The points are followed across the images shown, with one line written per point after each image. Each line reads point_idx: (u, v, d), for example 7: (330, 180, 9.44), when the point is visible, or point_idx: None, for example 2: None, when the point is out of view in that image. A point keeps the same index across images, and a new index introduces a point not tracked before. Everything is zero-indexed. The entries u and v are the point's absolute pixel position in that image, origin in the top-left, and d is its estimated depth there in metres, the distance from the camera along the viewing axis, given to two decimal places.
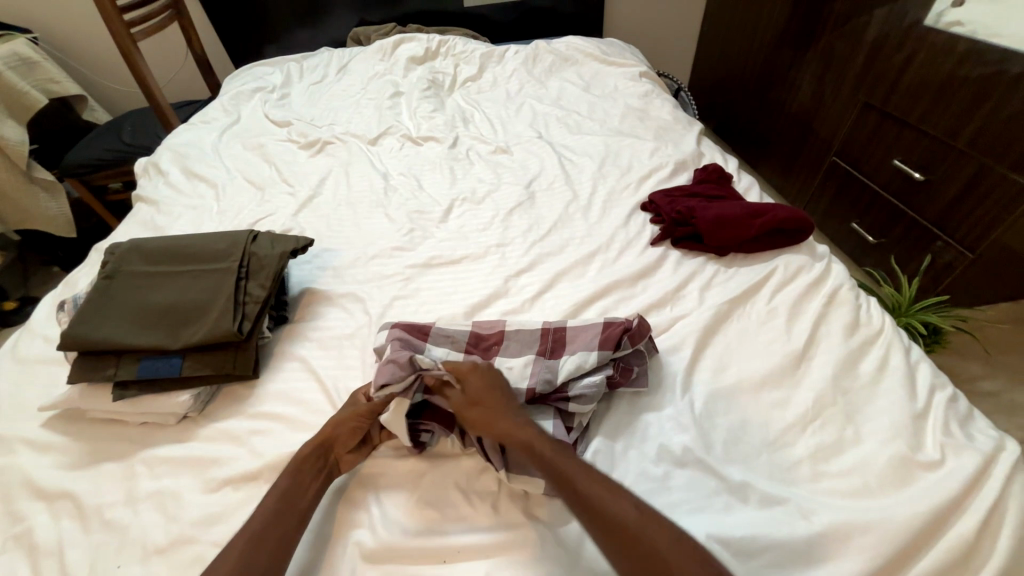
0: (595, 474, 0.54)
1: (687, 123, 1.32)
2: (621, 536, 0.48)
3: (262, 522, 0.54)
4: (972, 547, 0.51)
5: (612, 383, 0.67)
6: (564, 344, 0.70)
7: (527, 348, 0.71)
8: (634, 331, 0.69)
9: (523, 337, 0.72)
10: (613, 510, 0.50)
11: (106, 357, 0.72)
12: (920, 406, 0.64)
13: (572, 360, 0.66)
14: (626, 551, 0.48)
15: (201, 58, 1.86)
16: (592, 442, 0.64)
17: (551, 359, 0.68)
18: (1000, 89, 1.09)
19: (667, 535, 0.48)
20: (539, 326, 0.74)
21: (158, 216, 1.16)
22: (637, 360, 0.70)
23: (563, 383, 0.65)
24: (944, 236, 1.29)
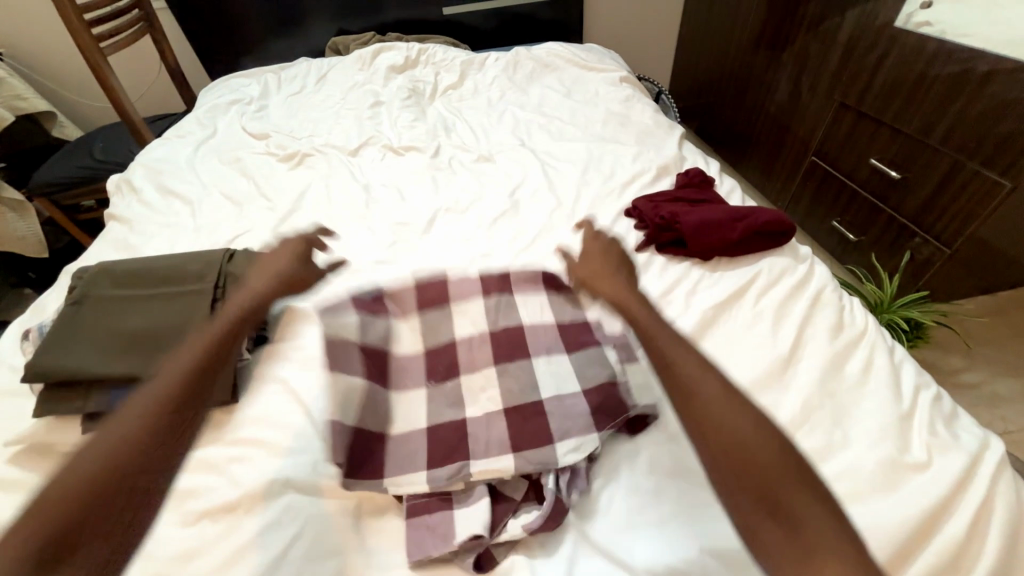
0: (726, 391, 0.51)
1: (668, 127, 1.33)
2: (739, 457, 0.45)
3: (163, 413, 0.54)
4: (962, 548, 0.51)
5: (450, 499, 0.60)
6: (524, 436, 0.62)
7: (495, 436, 0.63)
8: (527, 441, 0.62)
9: (486, 424, 0.65)
10: (752, 446, 0.45)
11: (74, 388, 0.68)
12: (905, 407, 0.64)
13: (501, 463, 0.60)
14: (750, 496, 0.43)
15: (175, 70, 1.82)
16: (584, 435, 0.62)
17: (481, 458, 0.61)
18: (970, 87, 1.12)
19: (787, 470, 0.44)
20: (460, 420, 0.66)
21: (131, 235, 1.13)
22: (503, 546, 0.57)
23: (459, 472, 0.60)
24: (922, 232, 1.31)
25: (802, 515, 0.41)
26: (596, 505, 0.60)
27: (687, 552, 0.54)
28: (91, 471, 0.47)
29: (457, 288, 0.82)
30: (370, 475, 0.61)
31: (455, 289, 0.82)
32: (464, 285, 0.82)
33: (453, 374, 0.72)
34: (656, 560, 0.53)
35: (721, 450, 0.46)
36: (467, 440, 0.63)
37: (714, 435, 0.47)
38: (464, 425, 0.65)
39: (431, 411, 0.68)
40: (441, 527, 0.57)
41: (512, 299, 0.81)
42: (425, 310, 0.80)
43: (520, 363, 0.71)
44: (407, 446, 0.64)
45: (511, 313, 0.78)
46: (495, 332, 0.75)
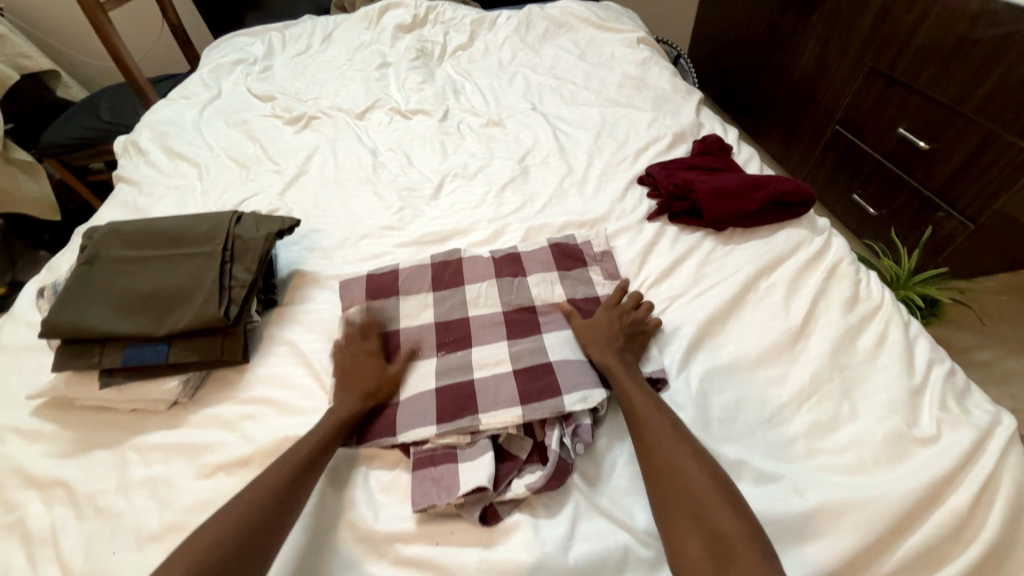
0: (669, 421, 0.58)
1: (686, 92, 1.27)
2: (680, 486, 0.52)
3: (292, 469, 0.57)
4: (963, 520, 0.51)
5: (456, 452, 0.61)
6: (532, 391, 0.64)
7: (504, 392, 0.64)
8: (533, 396, 0.63)
9: (495, 383, 0.66)
10: (692, 479, 0.52)
11: (90, 343, 0.70)
12: (916, 381, 0.63)
13: (512, 413, 0.62)
14: (680, 521, 0.50)
15: (178, 29, 1.77)
16: (590, 389, 0.64)
17: (489, 412, 0.63)
18: (1013, 52, 1.05)
19: (724, 499, 0.50)
20: (469, 379, 0.67)
21: (140, 197, 1.13)
22: (507, 503, 0.58)
23: (469, 431, 0.62)
24: (946, 207, 1.26)
25: (725, 532, 0.48)
26: (598, 467, 0.61)
27: None
28: (223, 529, 0.51)
29: (471, 265, 0.83)
30: (383, 433, 0.64)
31: (468, 267, 0.82)
32: (478, 265, 0.82)
33: (464, 344, 0.73)
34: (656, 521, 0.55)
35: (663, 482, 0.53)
36: (476, 397, 0.65)
37: (658, 463, 0.54)
38: (472, 382, 0.67)
39: (438, 375, 0.68)
40: (446, 477, 0.59)
41: (525, 278, 0.81)
42: (438, 289, 0.80)
43: (532, 337, 0.72)
44: (417, 404, 0.66)
45: (524, 290, 0.79)
46: (507, 308, 0.76)
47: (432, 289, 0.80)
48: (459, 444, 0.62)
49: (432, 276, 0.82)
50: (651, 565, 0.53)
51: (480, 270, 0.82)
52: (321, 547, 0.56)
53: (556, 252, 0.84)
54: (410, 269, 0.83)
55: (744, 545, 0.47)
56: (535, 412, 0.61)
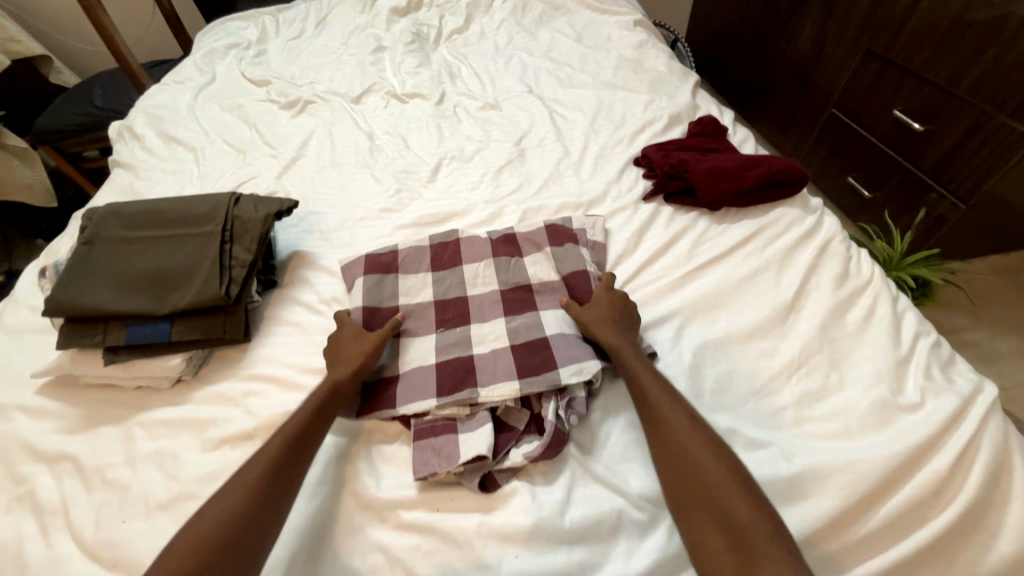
0: (683, 412, 0.57)
1: (682, 74, 1.27)
2: (697, 479, 0.51)
3: (277, 456, 0.56)
4: (944, 482, 0.53)
5: (456, 424, 0.63)
6: (530, 364, 0.65)
7: (502, 367, 0.65)
8: (529, 370, 0.64)
9: (494, 358, 0.67)
10: (707, 469, 0.51)
11: (94, 322, 0.71)
12: (902, 352, 0.65)
13: (510, 386, 0.63)
14: (699, 514, 0.49)
15: (170, 13, 1.74)
16: (586, 360, 0.65)
17: (488, 386, 0.64)
18: (1007, 33, 1.06)
19: (742, 492, 0.50)
20: (468, 355, 0.68)
21: (137, 181, 1.13)
22: (506, 471, 0.60)
23: (469, 403, 0.63)
24: (939, 188, 1.27)
25: (745, 526, 0.47)
26: (592, 437, 0.63)
27: None
28: (224, 510, 0.51)
29: (469, 245, 0.84)
30: (382, 406, 0.65)
31: (466, 248, 0.83)
32: (475, 245, 0.83)
33: (462, 321, 0.74)
34: (649, 486, 0.57)
35: (678, 473, 0.52)
36: (475, 371, 0.66)
37: (673, 457, 0.54)
38: (471, 358, 0.68)
39: (437, 351, 0.70)
40: (447, 447, 0.60)
41: (521, 258, 0.82)
42: (436, 269, 0.81)
43: (529, 313, 0.73)
44: (417, 378, 0.67)
45: (521, 269, 0.80)
46: (504, 287, 0.77)
47: (430, 270, 0.81)
48: (459, 416, 0.64)
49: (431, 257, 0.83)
50: (643, 529, 0.54)
51: (478, 251, 0.83)
52: (325, 514, 0.58)
53: (549, 231, 0.85)
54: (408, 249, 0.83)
55: (764, 539, 0.46)
56: (531, 385, 0.62)
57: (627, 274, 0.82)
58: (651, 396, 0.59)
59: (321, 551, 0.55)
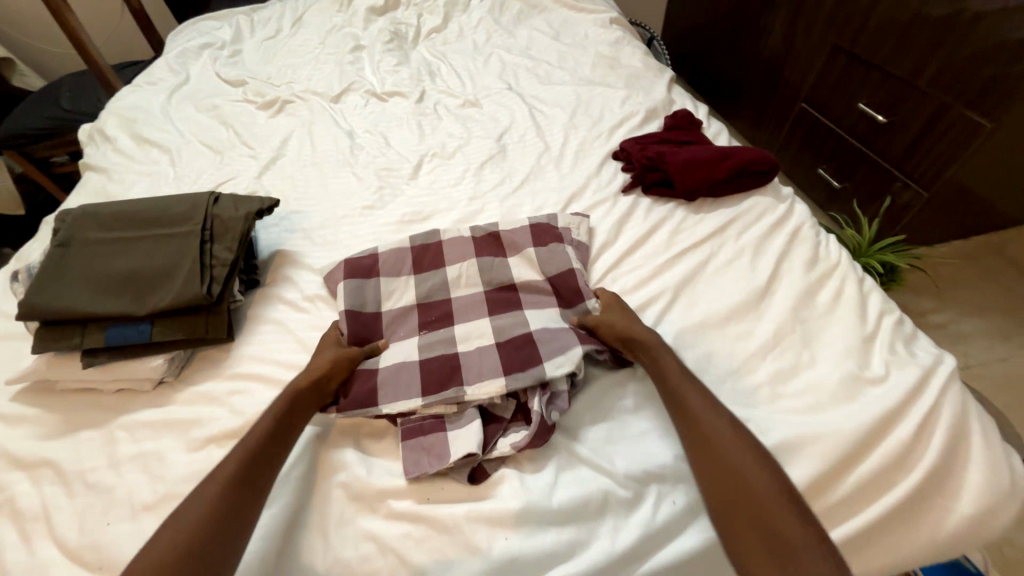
0: (717, 410, 0.57)
1: (658, 70, 1.30)
2: (733, 477, 0.51)
3: (237, 473, 0.54)
4: (909, 448, 0.56)
5: (443, 422, 0.64)
6: (514, 361, 0.65)
7: (488, 364, 0.66)
8: (514, 367, 0.64)
9: (478, 355, 0.68)
10: (748, 475, 0.51)
11: (70, 326, 0.69)
12: (869, 329, 0.68)
13: (495, 384, 0.63)
14: (734, 511, 0.50)
15: (140, 13, 1.71)
16: (570, 354, 0.66)
17: (473, 383, 0.64)
18: (961, 28, 1.12)
19: (777, 490, 0.50)
20: (452, 353, 0.69)
21: (110, 184, 1.11)
22: (494, 460, 0.61)
23: (454, 401, 0.64)
24: (904, 177, 1.33)
25: (781, 525, 0.48)
26: (577, 420, 0.64)
27: (661, 457, 0.59)
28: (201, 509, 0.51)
29: (453, 246, 0.83)
30: (361, 403, 0.64)
31: (449, 249, 0.83)
32: (458, 243, 0.83)
33: (446, 322, 0.74)
34: (634, 465, 0.58)
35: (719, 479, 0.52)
36: (460, 369, 0.66)
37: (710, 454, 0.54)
38: (455, 355, 0.68)
39: (421, 349, 0.70)
40: (437, 446, 0.61)
41: (506, 257, 0.81)
42: (420, 270, 0.81)
43: (514, 313, 0.73)
44: (400, 376, 0.67)
45: (505, 269, 0.79)
46: (489, 288, 0.78)
47: (413, 272, 0.80)
48: (446, 413, 0.64)
49: (415, 260, 0.82)
50: (629, 506, 0.56)
51: (461, 251, 0.82)
52: (313, 508, 0.58)
53: (532, 229, 0.83)
54: (391, 251, 0.82)
55: (799, 538, 0.47)
56: (516, 383, 0.63)
57: (608, 264, 0.84)
58: (688, 403, 0.58)
59: (313, 542, 0.55)
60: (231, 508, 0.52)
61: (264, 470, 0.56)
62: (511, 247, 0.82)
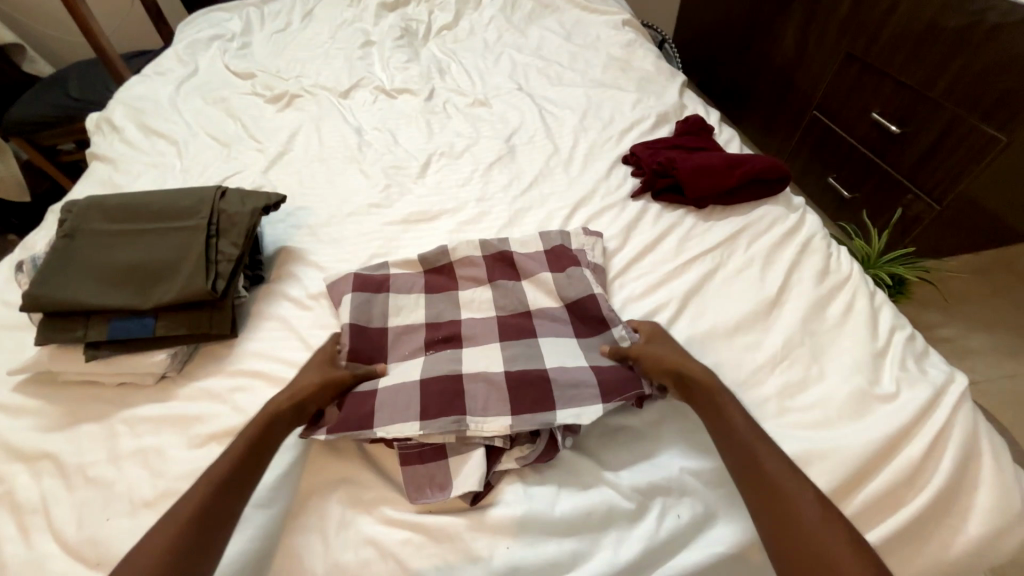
0: (768, 440, 0.55)
1: (670, 74, 1.29)
2: (785, 511, 0.49)
3: (213, 487, 0.53)
4: (918, 467, 0.56)
5: (444, 449, 0.60)
6: (524, 398, 0.61)
7: (495, 397, 0.61)
8: (523, 403, 0.60)
9: (484, 384, 0.63)
10: (801, 509, 0.49)
11: (74, 317, 0.69)
12: (879, 344, 0.67)
13: (501, 422, 0.59)
14: (787, 545, 0.47)
15: (150, 2, 1.70)
16: (587, 405, 0.61)
17: (478, 416, 0.60)
18: (977, 40, 1.10)
19: (830, 525, 0.47)
20: (455, 376, 0.64)
21: (117, 175, 1.10)
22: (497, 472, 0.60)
23: (455, 433, 0.59)
24: (915, 189, 1.31)
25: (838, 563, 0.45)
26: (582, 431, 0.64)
27: (666, 470, 0.58)
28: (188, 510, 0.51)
29: (464, 266, 0.82)
30: (354, 424, 0.60)
31: (461, 270, 0.82)
32: (467, 251, 0.82)
33: (454, 342, 0.71)
34: (640, 478, 0.58)
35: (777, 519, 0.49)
36: (463, 396, 0.61)
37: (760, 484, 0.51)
38: (460, 380, 0.63)
39: (424, 370, 0.65)
40: (439, 475, 0.58)
41: (519, 282, 0.79)
42: (430, 291, 0.79)
43: (527, 340, 0.70)
44: (399, 399, 0.62)
45: (518, 292, 0.78)
46: (501, 313, 0.75)
47: (423, 291, 0.79)
48: (446, 442, 0.60)
49: (427, 283, 0.81)
50: (633, 518, 0.55)
51: (474, 273, 0.81)
52: (313, 510, 0.57)
53: (548, 254, 0.82)
54: (402, 274, 0.81)
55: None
56: (524, 422, 0.59)
57: (616, 270, 0.83)
58: (740, 436, 0.55)
59: (312, 545, 0.55)
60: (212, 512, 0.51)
61: (242, 480, 0.54)
62: (527, 271, 0.80)
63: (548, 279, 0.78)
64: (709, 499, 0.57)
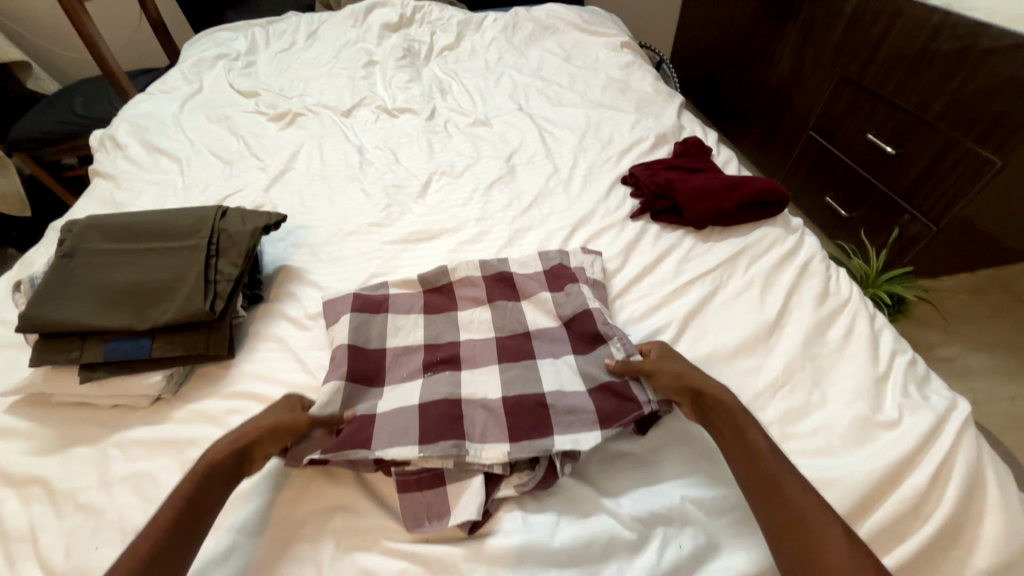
0: (787, 465, 0.55)
1: (668, 95, 1.31)
2: (799, 532, 0.49)
3: (170, 521, 0.51)
4: (923, 497, 0.55)
5: (442, 475, 0.59)
6: (523, 424, 0.61)
7: (493, 424, 0.61)
8: (521, 430, 0.60)
9: (482, 410, 0.63)
10: (815, 532, 0.49)
11: (70, 338, 0.68)
12: (881, 370, 0.67)
13: (500, 449, 0.58)
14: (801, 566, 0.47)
15: (156, 21, 1.73)
16: (585, 431, 0.60)
17: (476, 442, 0.59)
18: (969, 63, 1.12)
19: (843, 549, 0.47)
20: (455, 401, 0.63)
21: (118, 192, 1.11)
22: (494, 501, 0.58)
23: (453, 458, 0.58)
24: (912, 210, 1.32)
25: None
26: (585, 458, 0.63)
27: (669, 499, 0.57)
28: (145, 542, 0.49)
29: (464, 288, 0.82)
30: (352, 443, 0.59)
31: (460, 290, 0.81)
32: (466, 272, 0.82)
33: (453, 364, 0.70)
34: (642, 507, 0.57)
35: (803, 552, 0.47)
36: (461, 421, 0.61)
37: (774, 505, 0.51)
38: (459, 405, 0.63)
39: (422, 393, 0.65)
40: (436, 503, 0.57)
41: (518, 303, 0.79)
42: (430, 312, 0.79)
43: (526, 362, 0.69)
44: (398, 423, 0.61)
45: (517, 313, 0.77)
46: (500, 334, 0.75)
47: (422, 312, 0.79)
48: (444, 468, 0.59)
49: (426, 303, 0.80)
50: (635, 547, 0.54)
51: (473, 293, 0.81)
52: (307, 539, 0.56)
53: (547, 275, 0.83)
54: (402, 294, 0.81)
55: None
56: (523, 448, 0.58)
57: (616, 291, 0.83)
58: (764, 465, 0.55)
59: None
60: (165, 550, 0.49)
61: (200, 515, 0.53)
62: (527, 292, 0.80)
63: (548, 299, 0.78)
64: (711, 530, 0.56)
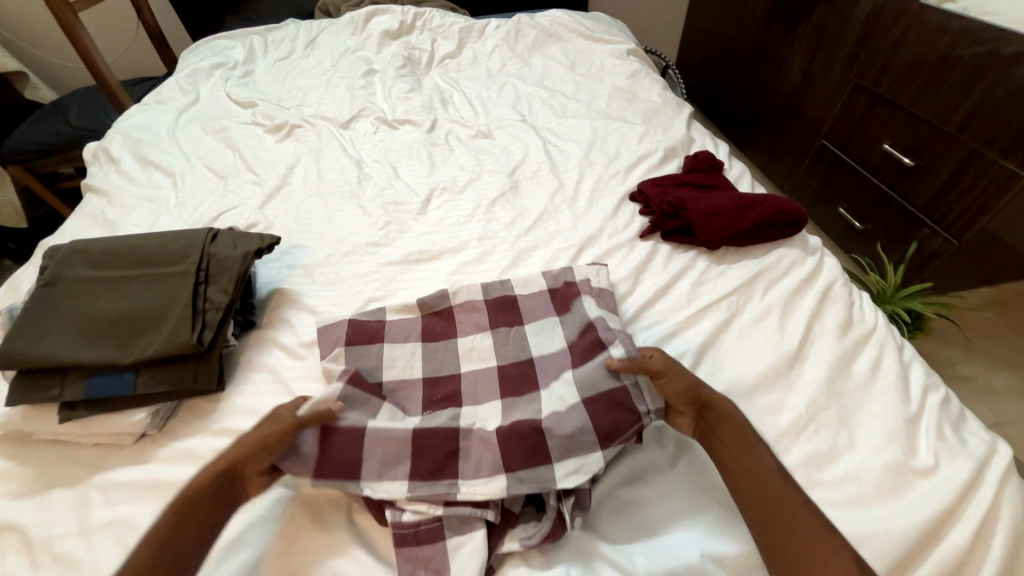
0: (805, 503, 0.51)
1: (676, 105, 1.26)
2: None
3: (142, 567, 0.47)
4: (965, 556, 0.50)
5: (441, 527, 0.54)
6: (517, 453, 0.56)
7: (488, 458, 0.56)
8: (515, 462, 0.55)
9: (477, 440, 0.58)
10: None
11: (50, 374, 0.65)
12: (912, 409, 0.62)
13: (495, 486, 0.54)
14: None
15: (154, 29, 1.70)
16: (586, 456, 0.56)
17: (471, 479, 0.55)
18: (994, 69, 1.07)
19: None
20: (450, 429, 0.59)
21: (110, 209, 1.07)
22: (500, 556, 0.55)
23: (445, 497, 0.55)
24: (932, 223, 1.27)
25: None
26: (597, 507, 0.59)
27: (686, 556, 0.53)
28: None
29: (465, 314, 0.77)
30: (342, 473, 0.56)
31: (461, 316, 0.77)
32: (467, 297, 0.78)
33: (454, 403, 0.66)
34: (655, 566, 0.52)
35: None
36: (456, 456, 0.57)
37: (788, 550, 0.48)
38: (455, 435, 0.59)
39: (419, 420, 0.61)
40: (434, 559, 0.53)
41: (522, 328, 0.75)
42: (429, 341, 0.75)
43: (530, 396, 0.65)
44: (389, 450, 0.58)
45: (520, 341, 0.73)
46: (502, 364, 0.70)
47: (421, 340, 0.74)
48: (444, 517, 0.55)
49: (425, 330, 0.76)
50: None
51: (474, 319, 0.77)
52: None
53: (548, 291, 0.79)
54: (399, 320, 0.77)
55: None
56: (518, 486, 0.54)
57: (627, 316, 0.79)
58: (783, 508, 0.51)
59: None
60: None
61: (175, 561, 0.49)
62: (531, 318, 0.76)
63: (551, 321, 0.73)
64: None
